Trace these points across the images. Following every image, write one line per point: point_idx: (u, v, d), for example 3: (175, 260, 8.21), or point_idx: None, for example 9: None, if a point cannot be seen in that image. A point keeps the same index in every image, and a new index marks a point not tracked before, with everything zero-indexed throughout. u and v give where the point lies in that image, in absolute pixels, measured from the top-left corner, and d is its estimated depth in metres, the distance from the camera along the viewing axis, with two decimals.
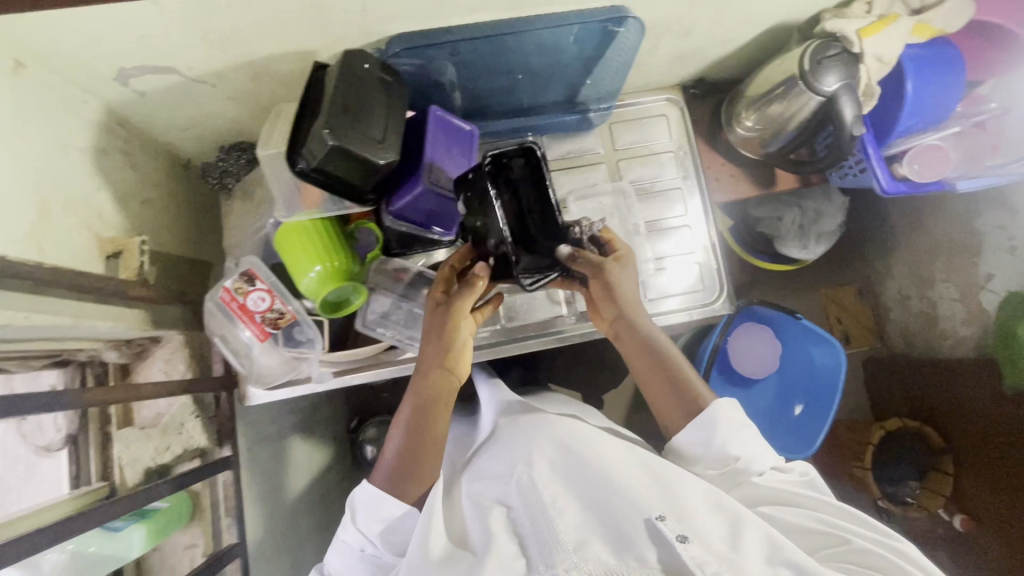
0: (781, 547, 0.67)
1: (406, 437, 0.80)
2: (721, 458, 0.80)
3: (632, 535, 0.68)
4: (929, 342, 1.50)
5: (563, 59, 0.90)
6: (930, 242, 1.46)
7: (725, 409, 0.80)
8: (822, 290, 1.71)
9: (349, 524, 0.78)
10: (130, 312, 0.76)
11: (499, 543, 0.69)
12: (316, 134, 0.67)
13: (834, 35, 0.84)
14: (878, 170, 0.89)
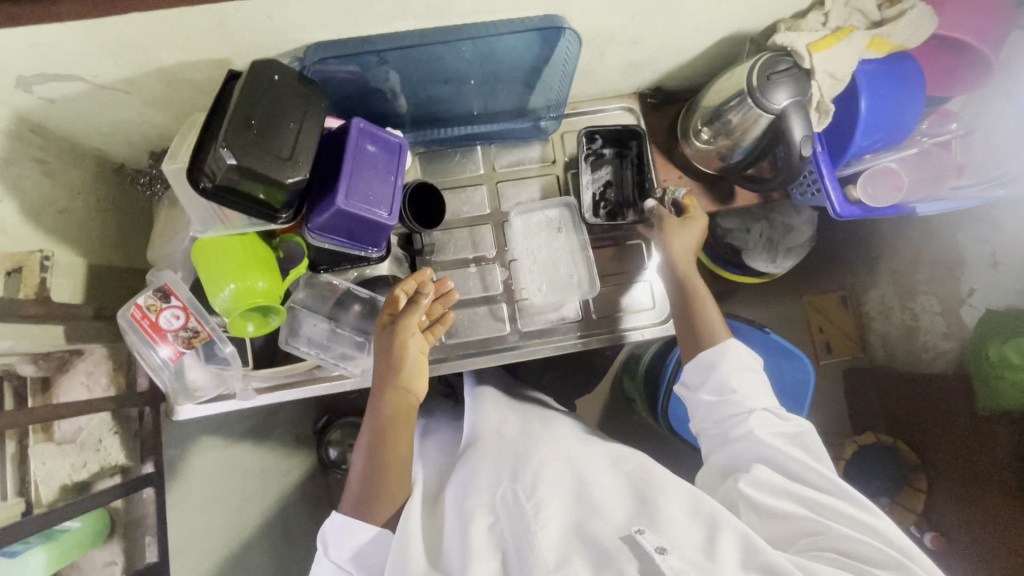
0: (756, 548, 0.63)
1: (365, 462, 0.79)
2: (719, 387, 0.80)
3: (610, 551, 0.65)
4: (907, 357, 1.45)
5: (503, 68, 0.86)
6: (911, 255, 1.41)
7: (732, 349, 0.82)
8: (805, 297, 1.59)
9: (320, 554, 0.74)
10: (38, 329, 0.74)
11: (477, 556, 0.67)
12: (217, 151, 0.63)
13: (784, 49, 0.80)
14: (831, 191, 0.84)
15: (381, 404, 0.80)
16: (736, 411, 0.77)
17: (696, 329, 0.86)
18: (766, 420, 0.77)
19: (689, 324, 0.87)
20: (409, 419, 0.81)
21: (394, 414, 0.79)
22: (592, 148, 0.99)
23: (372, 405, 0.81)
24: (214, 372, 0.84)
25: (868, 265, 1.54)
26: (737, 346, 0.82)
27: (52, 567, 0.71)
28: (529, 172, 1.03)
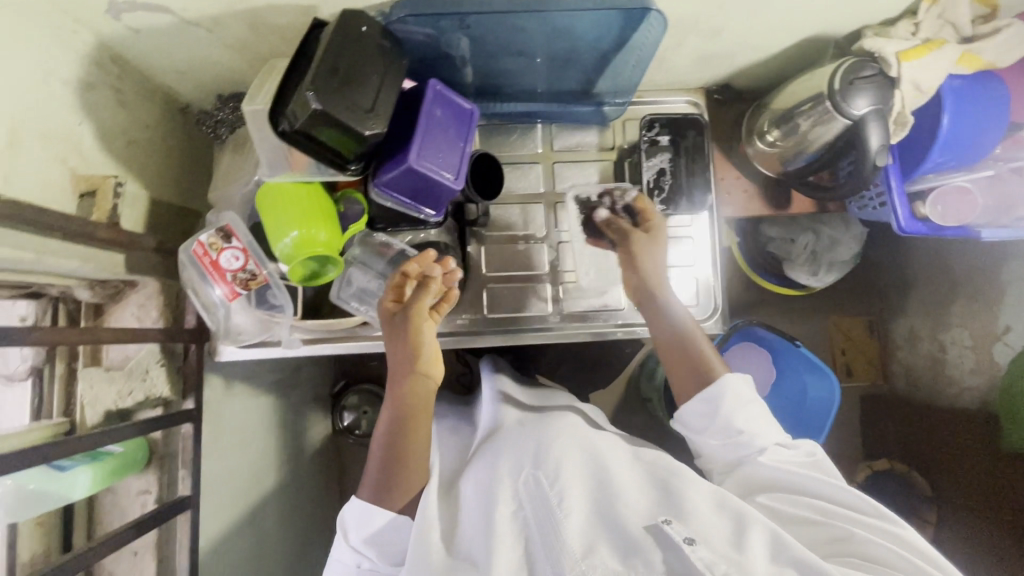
0: (784, 543, 0.63)
1: (382, 451, 0.77)
2: (725, 429, 0.78)
3: (637, 541, 0.64)
4: (931, 388, 1.42)
5: (579, 46, 0.85)
6: (949, 281, 1.38)
7: (734, 382, 0.79)
8: (832, 318, 1.59)
9: (340, 538, 0.75)
10: (103, 254, 0.75)
11: (502, 542, 0.67)
12: (302, 95, 0.64)
13: (873, 55, 0.78)
14: (897, 206, 0.84)
15: (398, 391, 0.79)
16: (748, 438, 0.77)
17: (688, 368, 0.84)
18: (777, 449, 0.77)
19: (682, 363, 0.84)
20: (428, 407, 0.80)
21: (411, 401, 0.79)
22: (648, 137, 0.98)
23: (389, 393, 0.80)
24: (263, 317, 0.84)
25: (906, 290, 1.51)
26: (738, 375, 0.80)
27: (98, 487, 0.72)
28: (588, 156, 1.03)
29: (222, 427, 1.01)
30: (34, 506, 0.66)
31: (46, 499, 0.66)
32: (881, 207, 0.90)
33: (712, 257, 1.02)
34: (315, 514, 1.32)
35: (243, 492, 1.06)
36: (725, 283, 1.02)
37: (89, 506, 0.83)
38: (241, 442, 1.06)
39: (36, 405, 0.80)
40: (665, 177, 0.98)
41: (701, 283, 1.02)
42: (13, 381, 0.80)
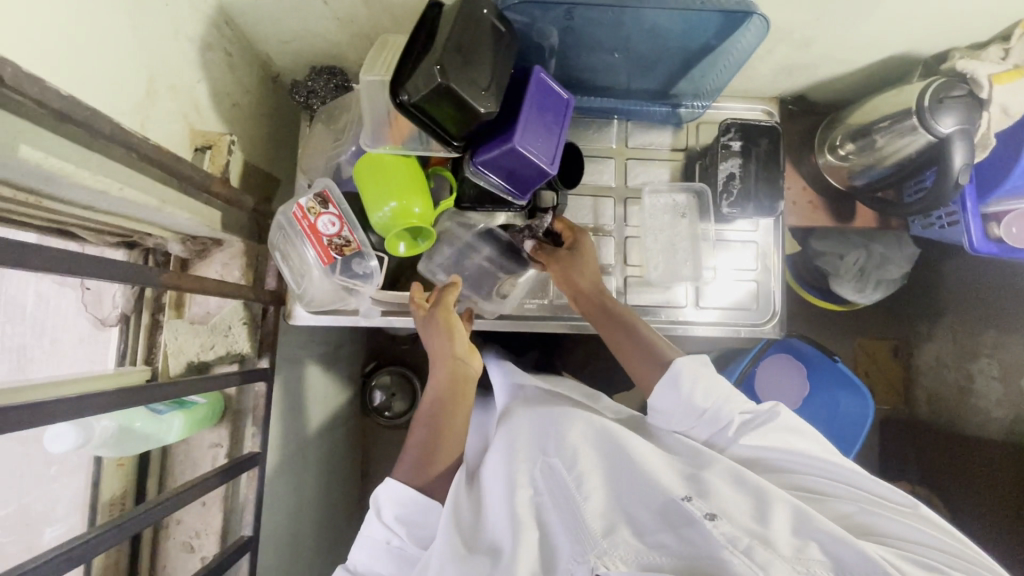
0: (808, 518, 0.60)
1: (424, 429, 0.76)
2: (691, 410, 0.75)
3: (656, 521, 0.63)
4: (954, 415, 1.39)
5: (672, 47, 0.87)
6: (981, 311, 1.33)
7: (689, 360, 0.77)
8: (858, 339, 1.58)
9: (372, 515, 0.71)
10: (207, 209, 0.77)
11: (526, 529, 0.64)
12: (426, 69, 0.66)
13: (964, 76, 0.81)
14: (972, 226, 0.87)
15: (442, 372, 0.79)
16: (718, 417, 0.74)
17: (645, 357, 0.82)
18: (747, 421, 0.75)
19: (639, 355, 0.83)
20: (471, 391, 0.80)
21: (455, 381, 0.78)
22: (721, 141, 0.97)
23: (433, 374, 0.80)
24: (344, 285, 0.86)
25: (933, 318, 1.46)
26: (695, 358, 0.77)
27: (185, 433, 0.75)
28: (659, 156, 1.05)
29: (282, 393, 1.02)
30: (133, 443, 0.68)
31: (143, 439, 0.69)
32: (952, 225, 0.94)
33: (774, 264, 1.04)
34: (344, 488, 1.33)
35: (293, 458, 1.07)
36: (785, 288, 1.03)
37: (162, 456, 0.84)
38: (296, 409, 1.07)
39: (121, 351, 0.83)
40: (735, 183, 0.97)
41: (760, 287, 1.04)
42: (105, 326, 0.83)
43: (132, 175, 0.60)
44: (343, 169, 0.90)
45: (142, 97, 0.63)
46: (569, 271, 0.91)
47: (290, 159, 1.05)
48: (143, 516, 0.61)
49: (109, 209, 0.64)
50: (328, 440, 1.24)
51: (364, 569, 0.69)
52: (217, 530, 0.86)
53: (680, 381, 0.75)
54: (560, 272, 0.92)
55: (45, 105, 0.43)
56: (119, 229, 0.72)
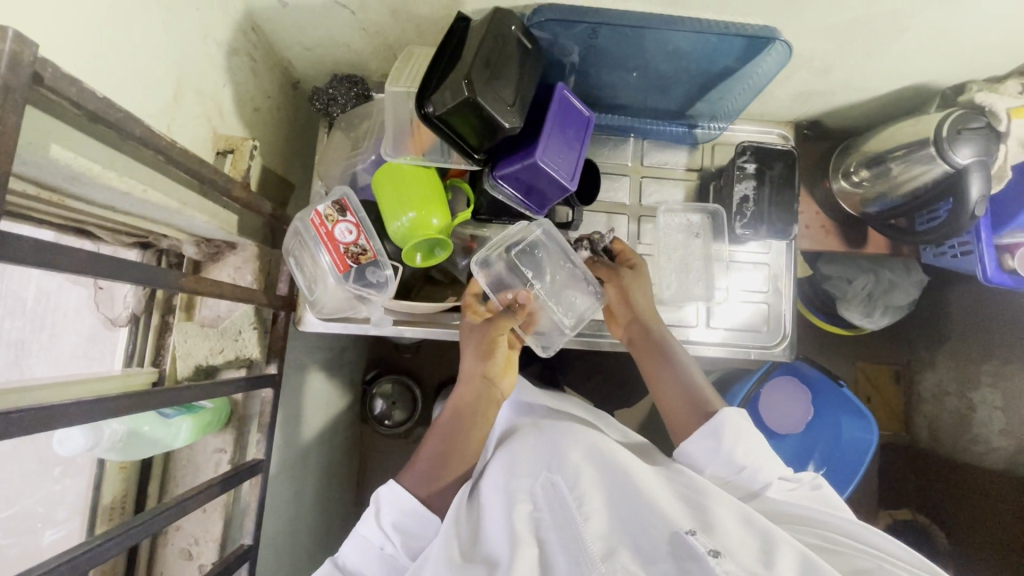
0: (819, 568, 0.55)
1: (440, 442, 0.77)
2: (729, 464, 0.73)
3: (657, 550, 0.59)
4: (954, 443, 1.39)
5: (693, 69, 0.88)
6: (986, 342, 1.32)
7: (733, 416, 0.75)
8: (860, 364, 1.58)
9: (370, 515, 0.69)
10: (225, 212, 0.76)
11: (524, 544, 0.61)
12: (453, 83, 0.67)
13: (982, 108, 0.82)
14: (986, 256, 0.87)
15: (467, 392, 0.80)
16: (757, 473, 0.73)
17: (690, 402, 0.80)
18: (784, 486, 0.74)
19: (681, 402, 0.81)
20: (492, 415, 0.80)
21: (479, 404, 0.80)
22: (737, 163, 0.97)
23: (457, 391, 0.81)
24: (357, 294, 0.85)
25: (936, 346, 1.47)
26: (735, 410, 0.77)
27: (192, 438, 0.74)
28: (674, 175, 1.05)
29: (286, 399, 1.00)
30: (142, 448, 0.67)
31: (150, 444, 0.68)
32: (964, 255, 0.94)
33: (785, 286, 1.04)
34: (340, 498, 1.31)
35: (294, 465, 1.06)
36: (795, 309, 1.03)
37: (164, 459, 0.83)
38: (299, 415, 1.06)
39: (128, 353, 0.82)
40: (749, 206, 0.97)
41: (771, 309, 1.04)
42: (114, 326, 0.83)
43: (151, 175, 0.59)
44: (361, 177, 0.90)
45: (168, 99, 0.62)
46: (626, 293, 0.88)
47: (305, 165, 1.05)
48: (148, 524, 0.59)
49: (126, 209, 0.63)
50: (327, 448, 1.23)
51: (351, 569, 0.67)
52: (216, 538, 0.84)
53: (723, 429, 0.74)
54: (616, 290, 0.89)
55: (81, 105, 0.43)
56: (135, 229, 0.71)
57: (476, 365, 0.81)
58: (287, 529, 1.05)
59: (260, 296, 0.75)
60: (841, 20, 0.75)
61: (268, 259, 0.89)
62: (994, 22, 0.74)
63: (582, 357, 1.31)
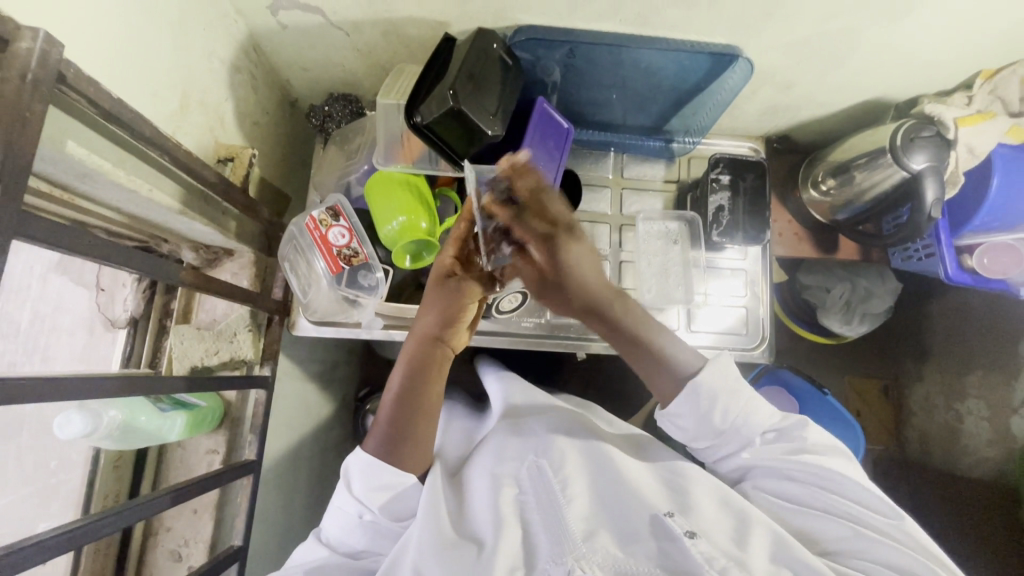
0: (790, 546, 0.61)
1: (396, 401, 0.71)
2: (711, 429, 0.72)
3: (638, 532, 0.64)
4: (946, 456, 1.37)
5: (665, 88, 0.94)
6: (965, 351, 1.34)
7: (712, 376, 0.71)
8: (850, 378, 1.55)
9: (342, 487, 0.69)
10: (225, 217, 0.81)
11: (509, 527, 0.65)
12: (439, 95, 0.73)
13: (932, 118, 0.89)
14: (947, 257, 0.94)
15: (419, 345, 0.75)
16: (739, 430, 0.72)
17: (661, 370, 0.75)
18: (771, 436, 0.73)
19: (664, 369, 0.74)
20: (447, 366, 0.76)
21: (434, 355, 0.75)
22: (711, 175, 1.02)
23: (407, 347, 0.76)
24: (348, 296, 0.90)
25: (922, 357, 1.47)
26: (716, 365, 0.73)
27: (185, 434, 0.77)
28: (653, 187, 1.10)
29: (279, 404, 1.02)
30: (137, 437, 0.70)
31: (145, 435, 0.71)
32: (927, 257, 1.00)
33: (762, 291, 1.08)
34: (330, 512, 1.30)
35: (284, 473, 1.07)
36: (772, 313, 1.07)
37: (158, 458, 0.85)
38: (291, 422, 1.07)
39: (127, 353, 0.86)
40: (724, 215, 1.02)
41: (750, 314, 1.07)
42: (113, 327, 0.86)
43: (157, 177, 0.64)
44: (354, 187, 0.95)
45: (172, 109, 0.68)
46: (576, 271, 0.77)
47: (301, 179, 1.10)
48: (142, 507, 0.61)
49: (133, 209, 0.68)
50: (319, 459, 1.23)
51: (338, 542, 0.69)
52: (206, 539, 0.85)
53: (708, 394, 0.71)
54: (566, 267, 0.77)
55: (96, 104, 0.48)
56: (139, 231, 0.75)
57: (433, 321, 0.75)
58: (276, 538, 1.05)
59: (261, 297, 0.80)
60: (796, 39, 0.82)
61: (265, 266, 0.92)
62: (936, 40, 0.81)
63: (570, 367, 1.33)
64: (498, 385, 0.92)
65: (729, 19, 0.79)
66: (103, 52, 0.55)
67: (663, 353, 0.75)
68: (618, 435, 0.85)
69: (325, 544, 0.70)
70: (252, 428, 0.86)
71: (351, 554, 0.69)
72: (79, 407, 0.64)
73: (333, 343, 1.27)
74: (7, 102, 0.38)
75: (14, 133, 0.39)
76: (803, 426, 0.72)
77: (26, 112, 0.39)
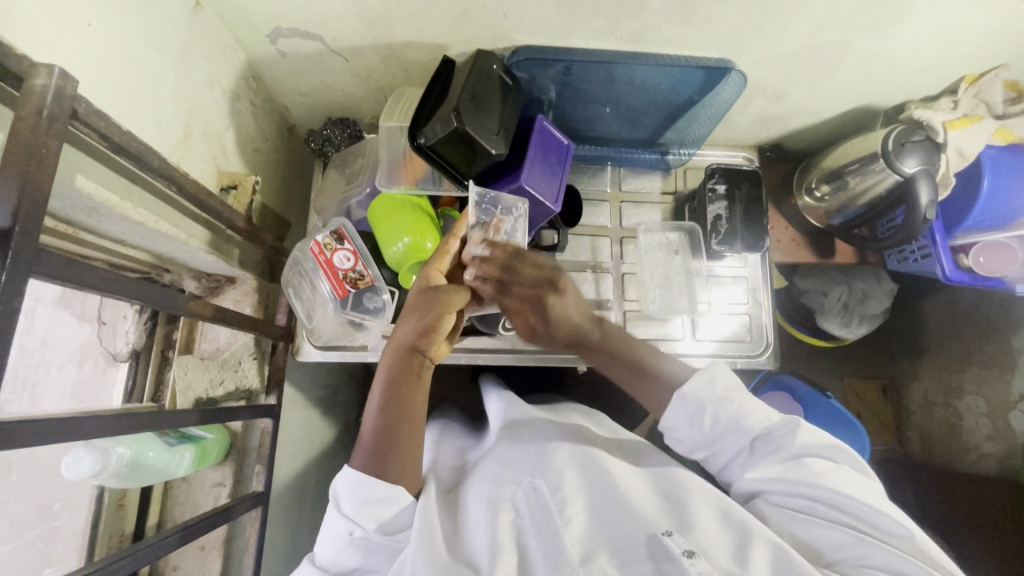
0: (790, 558, 0.60)
1: (379, 416, 0.70)
2: (705, 439, 0.72)
3: (635, 553, 0.62)
4: (948, 453, 1.36)
5: (660, 103, 0.96)
6: (963, 350, 1.35)
7: (698, 385, 0.71)
8: (847, 379, 1.54)
9: (333, 506, 0.67)
10: (230, 246, 0.80)
11: (505, 551, 0.62)
12: (442, 116, 0.75)
13: (920, 123, 0.91)
14: (944, 258, 0.97)
15: (398, 357, 0.74)
16: (731, 437, 0.71)
17: (646, 382, 0.75)
18: (760, 440, 0.71)
19: (645, 382, 0.75)
20: (428, 374, 0.75)
21: (412, 365, 0.74)
22: (707, 185, 1.03)
23: (387, 359, 0.75)
24: (353, 320, 0.88)
25: (918, 356, 1.46)
26: (704, 373, 0.72)
27: (193, 467, 0.76)
28: (651, 199, 1.11)
29: (283, 433, 1.00)
30: (141, 473, 0.68)
31: (153, 471, 0.70)
32: (924, 258, 1.02)
33: (763, 298, 1.09)
34: None
35: (290, 503, 1.04)
36: (775, 320, 1.07)
37: (164, 493, 0.83)
38: (296, 451, 1.05)
39: (129, 389, 0.84)
40: (722, 224, 1.03)
41: (753, 321, 1.08)
42: (115, 361, 0.85)
43: (162, 208, 0.64)
44: (355, 211, 0.95)
45: (177, 139, 0.68)
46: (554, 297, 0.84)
47: (301, 204, 1.10)
48: (154, 547, 0.59)
49: (136, 241, 0.67)
50: (324, 487, 1.21)
51: (331, 563, 0.67)
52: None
53: (696, 404, 0.70)
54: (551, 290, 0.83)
55: (108, 137, 0.48)
56: (141, 263, 0.75)
57: (412, 332, 0.74)
58: (282, 572, 1.02)
59: (268, 325, 0.79)
60: (787, 51, 0.84)
61: (266, 292, 0.91)
62: (920, 49, 0.84)
63: (575, 382, 1.33)
64: (499, 403, 0.94)
65: (721, 34, 0.81)
66: (109, 85, 0.55)
67: (648, 368, 0.76)
68: (615, 444, 0.84)
69: (318, 565, 0.68)
70: (259, 459, 0.83)
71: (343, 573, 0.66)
72: (87, 446, 0.63)
73: (335, 368, 1.25)
74: (24, 139, 0.39)
75: (29, 170, 0.39)
76: (793, 429, 0.70)
77: (42, 148, 0.40)
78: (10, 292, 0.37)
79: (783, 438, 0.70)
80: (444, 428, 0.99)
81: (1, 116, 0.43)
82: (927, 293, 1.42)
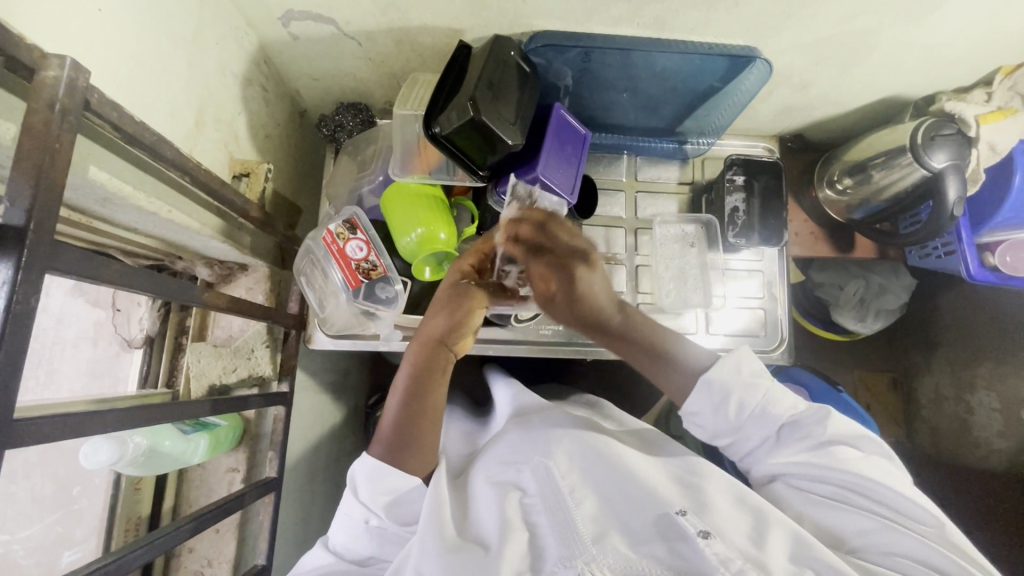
0: (806, 544, 0.60)
1: (402, 406, 0.69)
2: (727, 429, 0.72)
3: (646, 532, 0.62)
4: (957, 449, 1.35)
5: (679, 91, 0.93)
6: (974, 344, 1.33)
7: (724, 370, 0.71)
8: (858, 373, 1.52)
9: (350, 494, 0.68)
10: (242, 234, 0.80)
11: (515, 530, 0.63)
12: (458, 104, 0.73)
13: (952, 115, 0.89)
14: (969, 255, 0.95)
15: (423, 351, 0.73)
16: (758, 423, 0.71)
17: (670, 373, 0.74)
18: (789, 430, 0.71)
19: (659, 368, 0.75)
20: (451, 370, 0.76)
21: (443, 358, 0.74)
22: (726, 176, 1.01)
23: (414, 351, 0.74)
24: (366, 309, 0.87)
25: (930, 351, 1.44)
26: (727, 360, 0.72)
27: (209, 454, 0.77)
28: (667, 189, 1.09)
29: (295, 418, 1.01)
30: (156, 463, 0.69)
31: (170, 459, 0.71)
32: (948, 254, 1.01)
33: (779, 291, 1.07)
34: None
35: (302, 486, 1.06)
36: (790, 315, 1.06)
37: (178, 478, 0.84)
38: (307, 436, 1.06)
39: (143, 373, 0.86)
40: (739, 217, 1.01)
41: (768, 315, 1.06)
42: (129, 347, 0.87)
43: (173, 196, 0.63)
44: (367, 199, 0.93)
45: (188, 127, 0.67)
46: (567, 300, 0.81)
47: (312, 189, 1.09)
48: (172, 535, 0.59)
49: (147, 230, 0.67)
50: (334, 472, 1.22)
51: (345, 548, 0.68)
52: (230, 558, 0.85)
53: (721, 390, 0.70)
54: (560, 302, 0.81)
55: (120, 128, 0.47)
56: (153, 250, 0.75)
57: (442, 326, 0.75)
58: (291, 555, 1.03)
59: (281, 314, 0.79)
60: (815, 39, 0.81)
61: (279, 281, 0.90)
62: (955, 38, 0.80)
63: (584, 372, 1.32)
64: (506, 391, 0.93)
65: (747, 20, 0.78)
66: (120, 73, 0.54)
67: (669, 357, 0.75)
68: (628, 432, 0.83)
69: (332, 551, 0.69)
70: (272, 446, 0.84)
71: (357, 561, 0.67)
72: (106, 436, 0.64)
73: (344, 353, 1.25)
74: (38, 134, 0.38)
75: (43, 164, 0.38)
76: (824, 418, 0.69)
77: (56, 143, 0.39)
78: (29, 291, 0.37)
79: (815, 425, 0.69)
80: (456, 413, 1.01)
81: (12, 106, 0.42)
82: (944, 289, 1.39)
